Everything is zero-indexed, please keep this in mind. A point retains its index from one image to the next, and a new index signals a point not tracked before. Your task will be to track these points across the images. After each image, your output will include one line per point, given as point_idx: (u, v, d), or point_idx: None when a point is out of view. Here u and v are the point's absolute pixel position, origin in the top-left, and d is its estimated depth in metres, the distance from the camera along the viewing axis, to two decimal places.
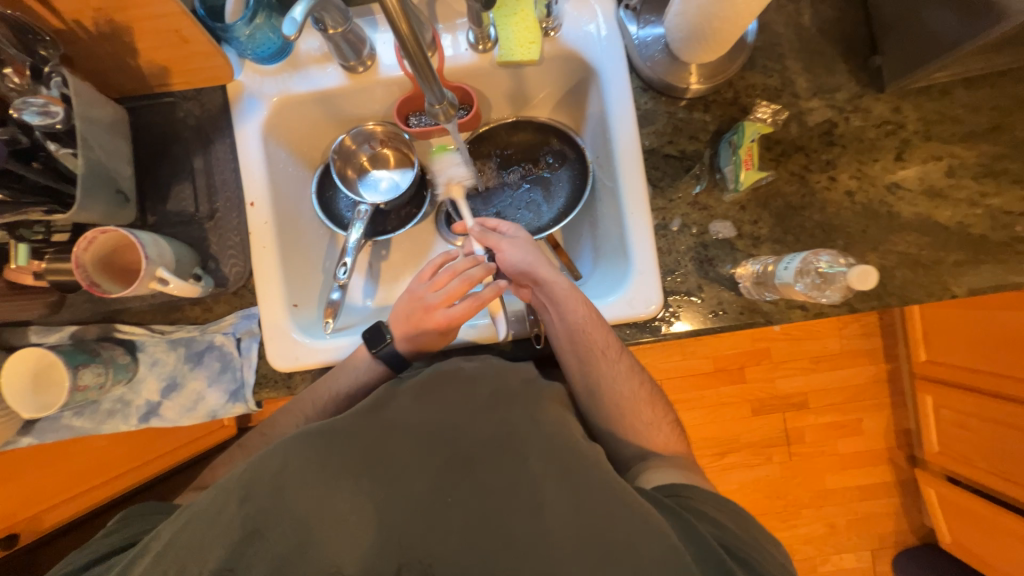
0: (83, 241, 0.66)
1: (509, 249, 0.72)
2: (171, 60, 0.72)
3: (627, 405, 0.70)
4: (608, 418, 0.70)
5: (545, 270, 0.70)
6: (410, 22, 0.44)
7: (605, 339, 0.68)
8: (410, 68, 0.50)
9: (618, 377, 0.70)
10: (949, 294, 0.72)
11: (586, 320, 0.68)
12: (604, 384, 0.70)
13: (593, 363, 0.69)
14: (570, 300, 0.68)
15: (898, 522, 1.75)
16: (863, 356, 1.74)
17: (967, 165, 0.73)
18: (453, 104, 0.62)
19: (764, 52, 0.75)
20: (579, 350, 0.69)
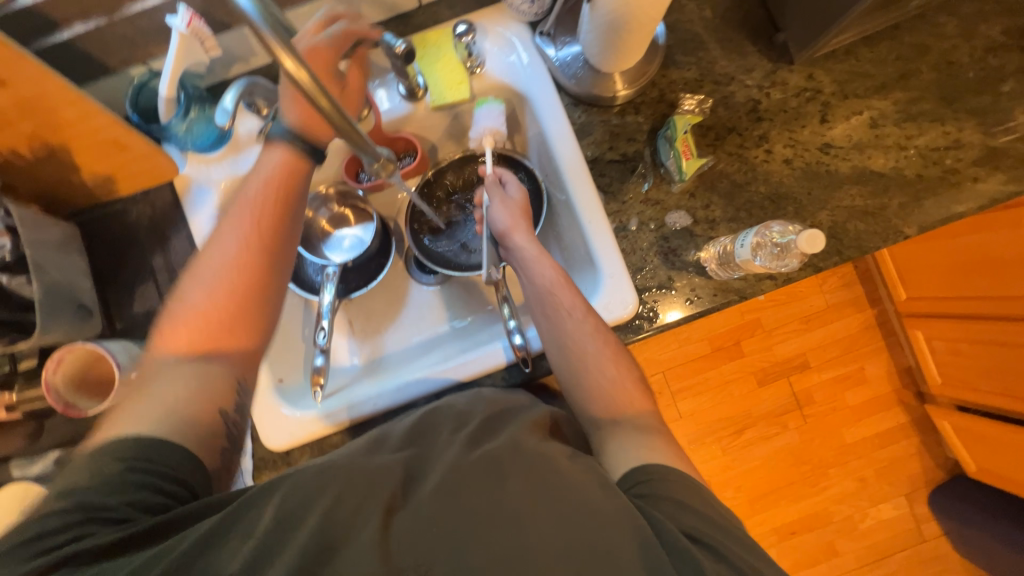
0: (50, 363, 0.66)
1: (495, 206, 0.76)
2: (113, 169, 0.73)
3: (603, 381, 0.65)
4: (570, 371, 0.67)
5: (518, 233, 0.74)
6: (329, 96, 0.40)
7: (569, 301, 0.69)
8: (340, 137, 0.44)
9: (582, 335, 0.67)
10: (902, 235, 0.76)
11: (551, 280, 0.71)
12: (572, 347, 0.67)
13: (557, 320, 0.69)
14: (538, 263, 0.72)
15: (924, 461, 1.76)
16: (849, 306, 1.78)
17: (888, 114, 0.78)
18: (391, 157, 0.54)
19: (678, 49, 0.79)
20: (543, 307, 0.71)
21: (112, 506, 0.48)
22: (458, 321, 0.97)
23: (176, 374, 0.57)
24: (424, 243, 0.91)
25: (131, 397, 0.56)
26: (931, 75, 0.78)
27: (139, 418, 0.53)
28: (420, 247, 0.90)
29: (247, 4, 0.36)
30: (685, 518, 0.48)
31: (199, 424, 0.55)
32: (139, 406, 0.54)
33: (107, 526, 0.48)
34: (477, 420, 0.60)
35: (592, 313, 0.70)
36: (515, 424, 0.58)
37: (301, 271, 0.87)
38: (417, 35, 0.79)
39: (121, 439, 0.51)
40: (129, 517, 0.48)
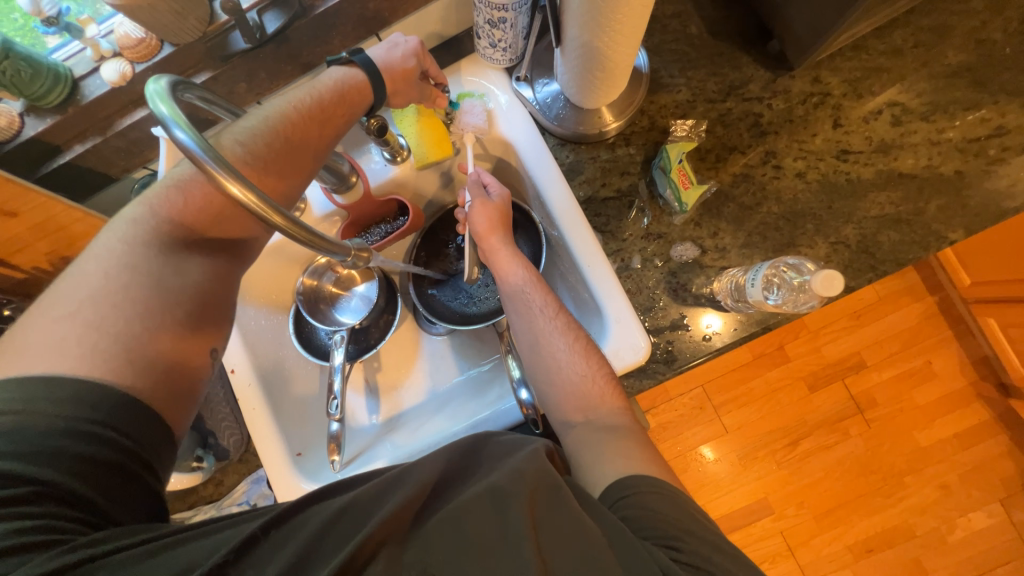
0: None
1: (475, 207, 0.72)
2: None
3: (579, 388, 0.63)
4: (542, 366, 0.66)
5: (494, 234, 0.71)
6: (283, 210, 0.38)
7: (541, 300, 0.69)
8: (301, 246, 0.41)
9: (555, 335, 0.66)
10: (946, 241, 0.67)
11: (527, 281, 0.69)
12: (546, 350, 0.66)
13: (533, 321, 0.68)
14: (512, 263, 0.71)
15: (1018, 462, 1.56)
16: (905, 296, 1.62)
17: (912, 108, 0.70)
18: (364, 246, 0.52)
19: (665, 71, 0.75)
20: (516, 305, 0.69)
21: (56, 479, 0.40)
22: (470, 370, 0.95)
23: (151, 282, 0.49)
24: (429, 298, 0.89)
25: (78, 294, 0.47)
26: (959, 59, 0.69)
27: (112, 337, 0.46)
28: (424, 301, 0.89)
29: (189, 139, 0.35)
30: (661, 530, 0.48)
31: (189, 360, 0.51)
32: (103, 323, 0.46)
33: (46, 504, 0.39)
34: (487, 467, 0.51)
35: (563, 311, 0.69)
36: (527, 451, 0.51)
37: (313, 338, 0.88)
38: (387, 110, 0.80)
39: (84, 382, 0.43)
40: (79, 495, 0.41)
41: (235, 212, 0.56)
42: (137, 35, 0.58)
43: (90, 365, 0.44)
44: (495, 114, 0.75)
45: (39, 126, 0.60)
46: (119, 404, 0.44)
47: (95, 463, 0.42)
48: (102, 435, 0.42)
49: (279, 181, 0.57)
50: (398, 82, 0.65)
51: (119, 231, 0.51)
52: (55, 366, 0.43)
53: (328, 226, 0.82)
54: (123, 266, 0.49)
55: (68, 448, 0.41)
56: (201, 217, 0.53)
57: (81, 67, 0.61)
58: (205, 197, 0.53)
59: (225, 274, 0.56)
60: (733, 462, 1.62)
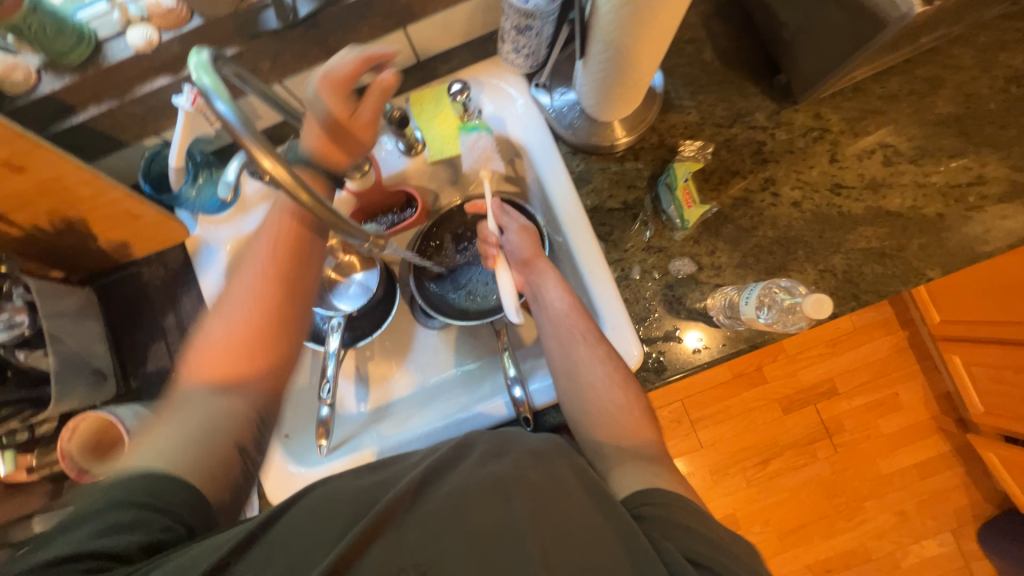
0: (65, 431, 0.64)
1: (512, 232, 0.75)
2: (127, 234, 0.74)
3: (608, 410, 0.64)
4: (578, 395, 0.65)
5: (534, 259, 0.74)
6: (311, 189, 0.39)
7: (584, 327, 0.68)
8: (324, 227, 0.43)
9: (594, 361, 0.66)
10: (925, 277, 0.72)
11: (569, 305, 0.70)
12: (581, 372, 0.66)
13: (572, 345, 0.68)
14: (555, 287, 0.71)
15: (971, 494, 1.64)
16: (878, 329, 1.69)
17: (902, 152, 0.74)
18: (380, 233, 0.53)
19: (678, 93, 0.78)
20: (557, 329, 0.69)
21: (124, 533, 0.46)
22: (463, 365, 0.96)
23: (231, 376, 0.56)
24: (428, 293, 0.90)
25: (182, 406, 0.55)
26: (948, 110, 0.74)
27: (198, 436, 0.53)
28: (423, 294, 0.90)
29: (228, 110, 0.36)
30: (684, 538, 0.48)
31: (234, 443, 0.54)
32: (189, 423, 0.53)
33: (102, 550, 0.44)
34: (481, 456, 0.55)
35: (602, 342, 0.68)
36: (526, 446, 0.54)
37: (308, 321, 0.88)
38: (412, 92, 0.80)
39: (165, 469, 0.49)
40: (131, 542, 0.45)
41: (289, 304, 0.60)
42: (168, 4, 0.58)
43: (172, 459, 0.50)
44: (511, 122, 0.78)
45: (57, 84, 0.61)
46: (183, 488, 0.49)
47: (155, 530, 0.47)
48: (169, 515, 0.48)
49: (301, 269, 0.61)
50: (345, 138, 0.60)
51: (206, 342, 0.58)
52: (145, 458, 0.50)
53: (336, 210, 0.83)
54: (216, 389, 0.56)
55: (143, 514, 0.47)
56: (256, 317, 0.58)
57: (106, 30, 0.62)
58: (263, 291, 0.58)
59: (275, 388, 0.59)
60: (706, 477, 1.66)
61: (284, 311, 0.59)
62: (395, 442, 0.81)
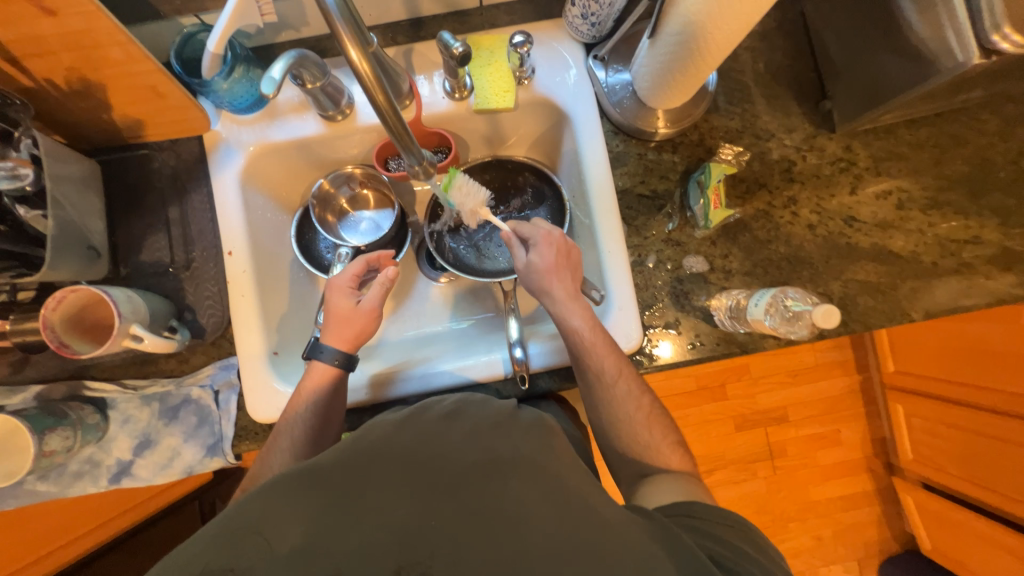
0: (51, 300, 0.61)
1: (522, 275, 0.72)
2: (145, 113, 0.70)
3: (624, 424, 0.70)
4: (600, 421, 0.71)
5: (550, 298, 0.70)
6: (386, 91, 0.47)
7: (602, 365, 0.68)
8: (385, 128, 0.51)
9: (616, 397, 0.69)
10: (908, 318, 0.77)
11: (589, 345, 0.68)
12: (601, 404, 0.70)
13: (591, 384, 0.70)
14: (574, 327, 0.69)
15: (882, 531, 1.78)
16: (838, 368, 1.79)
17: (915, 199, 0.79)
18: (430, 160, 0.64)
19: (726, 97, 0.80)
20: (578, 363, 0.71)
21: None
22: (459, 321, 0.96)
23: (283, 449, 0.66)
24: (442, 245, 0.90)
25: None
26: (963, 168, 0.79)
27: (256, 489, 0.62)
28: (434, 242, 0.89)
29: None
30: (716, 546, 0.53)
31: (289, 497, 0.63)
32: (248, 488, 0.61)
33: None
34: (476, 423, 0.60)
35: (627, 368, 0.71)
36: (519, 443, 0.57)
37: (313, 245, 0.86)
38: (470, 35, 0.79)
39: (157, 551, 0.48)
40: None
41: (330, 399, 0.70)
42: None
43: None
44: (562, 89, 0.78)
45: None
46: None
47: None
48: None
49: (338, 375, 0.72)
50: (349, 332, 0.73)
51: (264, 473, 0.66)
52: None
53: (365, 137, 0.81)
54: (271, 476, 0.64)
55: None
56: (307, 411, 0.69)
57: None
58: (316, 385, 0.70)
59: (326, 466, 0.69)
60: None
61: (325, 413, 0.69)
62: (389, 372, 0.80)
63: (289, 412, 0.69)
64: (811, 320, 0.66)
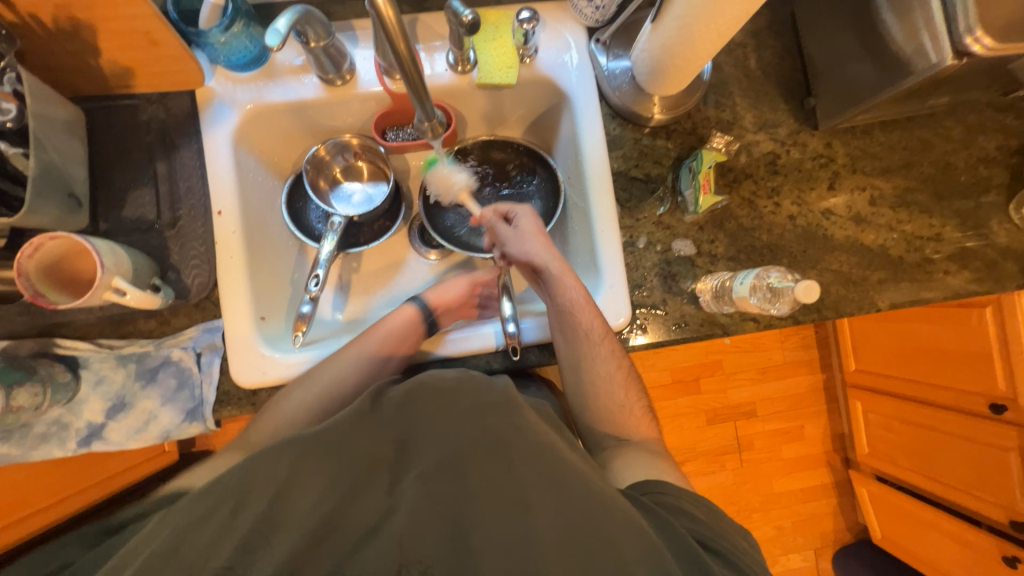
0: (27, 247, 0.58)
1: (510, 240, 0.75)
2: (136, 62, 0.68)
3: (603, 382, 0.74)
4: (581, 385, 0.74)
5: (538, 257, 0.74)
6: (408, 39, 0.47)
7: (590, 324, 0.71)
8: (403, 81, 0.52)
9: (600, 357, 0.73)
10: (875, 307, 0.82)
11: (575, 302, 0.72)
12: (586, 365, 0.73)
13: (578, 344, 0.72)
14: (562, 285, 0.72)
15: (837, 522, 1.87)
16: (804, 367, 1.88)
17: (885, 196, 0.84)
18: (440, 122, 0.63)
19: (717, 89, 0.83)
20: (563, 324, 0.73)
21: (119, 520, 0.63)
22: None
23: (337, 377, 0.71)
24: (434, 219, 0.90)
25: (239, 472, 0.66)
26: (929, 171, 0.85)
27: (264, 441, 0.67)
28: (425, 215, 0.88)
29: None
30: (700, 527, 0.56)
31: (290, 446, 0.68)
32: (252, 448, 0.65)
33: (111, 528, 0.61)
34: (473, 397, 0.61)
35: (609, 331, 0.74)
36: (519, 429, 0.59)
37: (305, 213, 0.84)
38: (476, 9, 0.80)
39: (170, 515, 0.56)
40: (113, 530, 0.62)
41: (399, 343, 0.75)
42: None
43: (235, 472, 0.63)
44: (564, 70, 0.80)
45: None
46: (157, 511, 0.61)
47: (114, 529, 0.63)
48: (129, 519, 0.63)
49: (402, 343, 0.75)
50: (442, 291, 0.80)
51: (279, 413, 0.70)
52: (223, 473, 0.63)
53: (364, 105, 0.81)
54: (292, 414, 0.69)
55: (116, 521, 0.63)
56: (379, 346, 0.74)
57: None
58: (399, 320, 0.75)
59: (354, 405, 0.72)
60: None
61: (390, 351, 0.74)
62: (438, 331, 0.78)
63: (355, 344, 0.74)
64: (791, 296, 0.70)
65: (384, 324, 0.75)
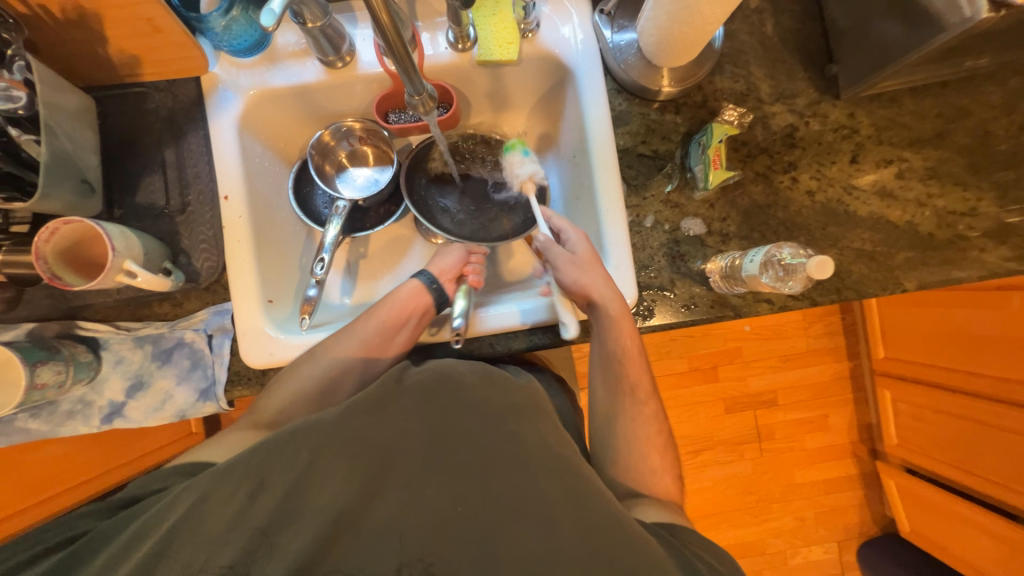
0: (43, 232, 0.61)
1: (564, 266, 0.70)
2: (142, 50, 0.69)
3: (637, 446, 0.72)
4: (611, 438, 0.74)
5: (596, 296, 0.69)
6: (389, 9, 0.45)
7: (637, 377, 0.73)
8: (389, 57, 0.51)
9: (639, 416, 0.73)
10: (901, 287, 0.77)
11: (626, 352, 0.71)
12: (622, 419, 0.73)
13: (618, 395, 0.74)
14: (615, 332, 0.70)
15: (863, 514, 1.81)
16: (829, 354, 1.80)
17: (915, 169, 0.79)
18: (432, 97, 0.62)
19: (730, 59, 0.80)
20: (608, 371, 0.73)
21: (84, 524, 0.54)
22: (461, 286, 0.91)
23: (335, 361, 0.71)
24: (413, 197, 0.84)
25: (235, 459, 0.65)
26: (965, 140, 0.79)
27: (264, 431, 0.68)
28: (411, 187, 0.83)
29: None
30: None
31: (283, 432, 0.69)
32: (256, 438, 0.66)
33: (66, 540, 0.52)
34: (496, 399, 0.61)
35: (653, 394, 0.75)
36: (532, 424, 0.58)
37: (312, 198, 0.85)
38: None
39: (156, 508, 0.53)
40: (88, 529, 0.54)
41: (397, 332, 0.74)
42: None
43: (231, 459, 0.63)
44: (568, 43, 0.77)
45: None
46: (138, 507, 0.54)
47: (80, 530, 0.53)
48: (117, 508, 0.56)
49: (405, 331, 0.74)
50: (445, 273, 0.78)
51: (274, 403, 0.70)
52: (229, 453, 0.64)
53: (366, 87, 0.80)
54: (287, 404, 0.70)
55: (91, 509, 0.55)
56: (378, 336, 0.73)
57: None
58: (408, 298, 0.74)
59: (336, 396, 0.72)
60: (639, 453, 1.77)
61: (382, 341, 0.73)
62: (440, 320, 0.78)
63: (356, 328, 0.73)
64: (804, 272, 0.66)
65: (387, 312, 0.73)
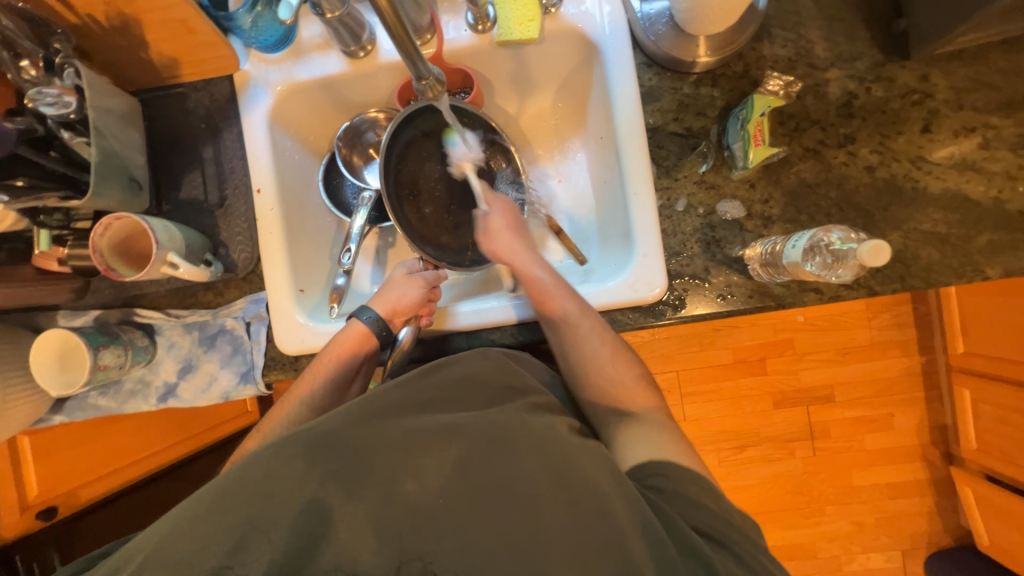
0: (98, 227, 0.66)
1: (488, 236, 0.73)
2: (179, 51, 0.72)
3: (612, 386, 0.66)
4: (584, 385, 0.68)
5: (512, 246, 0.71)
6: None
7: (564, 308, 0.68)
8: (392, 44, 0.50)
9: (581, 338, 0.67)
10: (980, 275, 0.67)
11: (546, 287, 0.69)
12: (578, 357, 0.68)
13: (563, 336, 0.69)
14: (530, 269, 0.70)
15: (932, 523, 1.65)
16: (896, 348, 1.63)
17: (1004, 137, 0.68)
18: (440, 81, 0.60)
19: (778, 20, 0.71)
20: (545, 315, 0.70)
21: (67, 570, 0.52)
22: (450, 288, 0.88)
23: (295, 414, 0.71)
24: (395, 160, 0.74)
25: None
26: None
27: None
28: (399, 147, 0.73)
29: None
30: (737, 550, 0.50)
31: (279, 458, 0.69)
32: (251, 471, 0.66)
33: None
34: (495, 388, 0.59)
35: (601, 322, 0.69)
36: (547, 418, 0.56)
37: (340, 189, 0.87)
38: None
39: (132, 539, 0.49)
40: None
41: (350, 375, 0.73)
42: None
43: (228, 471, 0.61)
44: (591, 17, 0.73)
45: None
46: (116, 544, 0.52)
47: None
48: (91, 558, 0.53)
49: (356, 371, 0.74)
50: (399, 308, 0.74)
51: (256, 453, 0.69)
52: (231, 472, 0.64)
53: (389, 76, 0.80)
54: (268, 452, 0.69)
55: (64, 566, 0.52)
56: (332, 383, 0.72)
57: None
58: (350, 344, 0.72)
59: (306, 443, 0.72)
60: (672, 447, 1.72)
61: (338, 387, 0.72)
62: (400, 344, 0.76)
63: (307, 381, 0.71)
64: (856, 261, 0.59)
65: (334, 357, 0.72)
